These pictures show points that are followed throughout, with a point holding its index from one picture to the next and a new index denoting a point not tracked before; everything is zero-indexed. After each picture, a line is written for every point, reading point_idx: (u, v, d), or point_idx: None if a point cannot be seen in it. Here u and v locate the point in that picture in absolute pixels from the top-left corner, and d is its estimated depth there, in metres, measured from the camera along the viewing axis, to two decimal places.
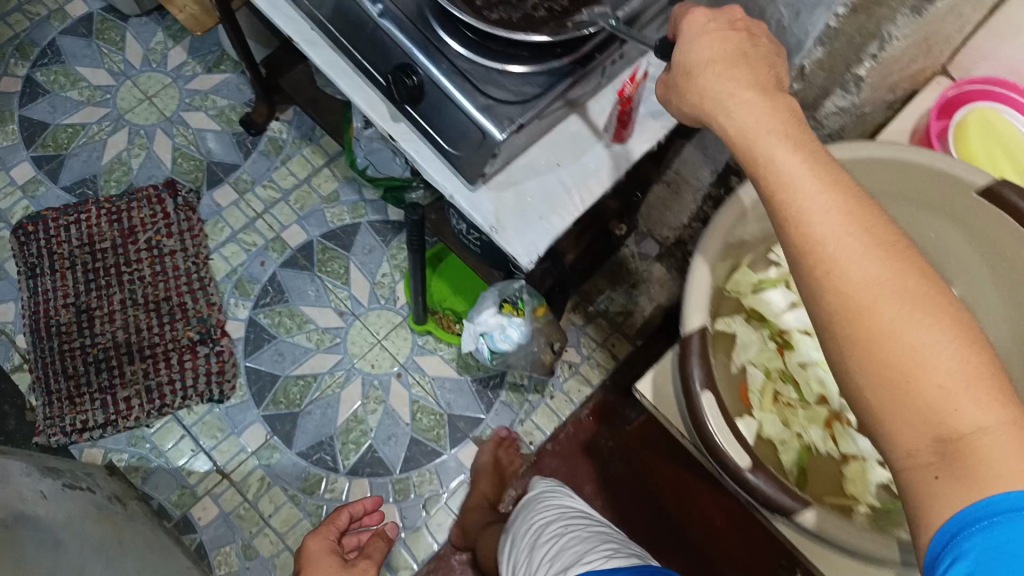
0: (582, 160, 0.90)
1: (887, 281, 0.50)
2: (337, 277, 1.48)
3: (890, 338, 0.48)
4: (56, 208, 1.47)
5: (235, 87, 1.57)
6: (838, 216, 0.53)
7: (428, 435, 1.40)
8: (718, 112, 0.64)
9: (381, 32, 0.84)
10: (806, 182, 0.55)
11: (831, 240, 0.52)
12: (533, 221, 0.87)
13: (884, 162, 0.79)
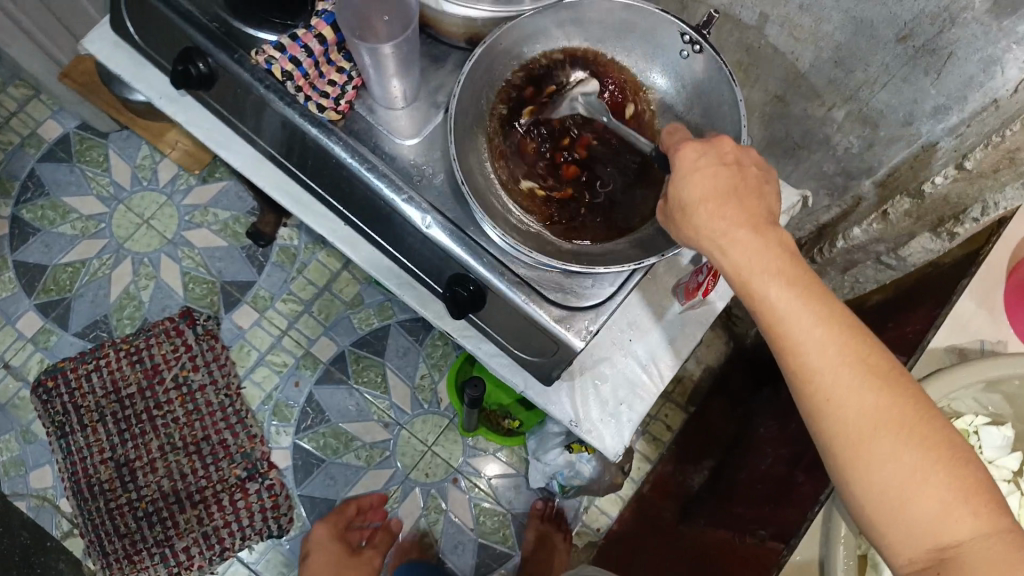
0: (657, 333, 0.82)
1: (881, 408, 0.49)
2: (376, 387, 1.41)
3: (884, 462, 0.48)
4: (73, 357, 1.39)
5: (236, 196, 1.49)
6: (835, 352, 0.51)
7: (495, 538, 1.34)
8: (710, 252, 0.57)
9: (428, 241, 0.76)
10: (802, 318, 0.52)
11: (825, 369, 0.51)
12: (613, 406, 0.81)
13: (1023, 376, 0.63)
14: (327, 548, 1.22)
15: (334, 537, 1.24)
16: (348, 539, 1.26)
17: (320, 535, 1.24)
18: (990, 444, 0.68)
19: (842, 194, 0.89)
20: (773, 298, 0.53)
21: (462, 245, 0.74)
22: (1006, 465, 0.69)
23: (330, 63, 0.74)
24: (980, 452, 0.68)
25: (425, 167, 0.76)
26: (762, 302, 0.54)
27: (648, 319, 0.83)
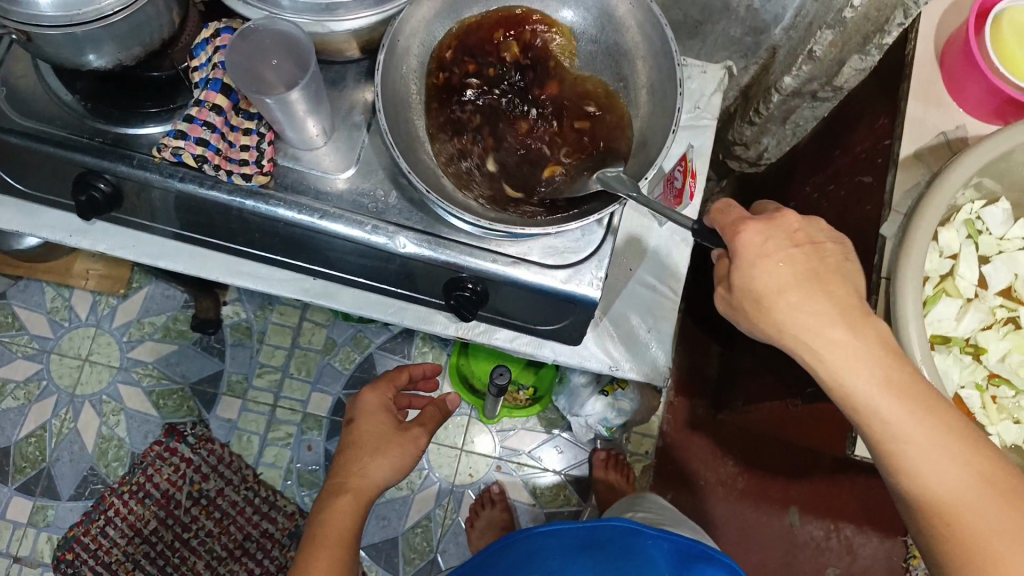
0: (652, 253, 0.83)
1: (1003, 524, 0.53)
2: None
3: (1012, 571, 0.52)
4: (80, 521, 1.32)
5: (164, 296, 1.41)
6: (943, 454, 0.55)
7: (558, 503, 1.35)
8: (801, 351, 0.58)
9: (410, 261, 0.74)
10: (903, 417, 0.56)
11: (943, 480, 0.55)
12: (642, 338, 0.81)
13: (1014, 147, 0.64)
14: (380, 414, 0.92)
15: (377, 406, 0.93)
16: (393, 411, 0.94)
17: (369, 397, 0.94)
18: (994, 223, 0.71)
19: (756, 52, 0.88)
20: (874, 400, 0.56)
21: (444, 250, 0.72)
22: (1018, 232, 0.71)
23: (235, 128, 0.70)
24: (989, 233, 0.71)
25: (375, 191, 0.74)
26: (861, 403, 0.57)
27: (640, 245, 0.83)
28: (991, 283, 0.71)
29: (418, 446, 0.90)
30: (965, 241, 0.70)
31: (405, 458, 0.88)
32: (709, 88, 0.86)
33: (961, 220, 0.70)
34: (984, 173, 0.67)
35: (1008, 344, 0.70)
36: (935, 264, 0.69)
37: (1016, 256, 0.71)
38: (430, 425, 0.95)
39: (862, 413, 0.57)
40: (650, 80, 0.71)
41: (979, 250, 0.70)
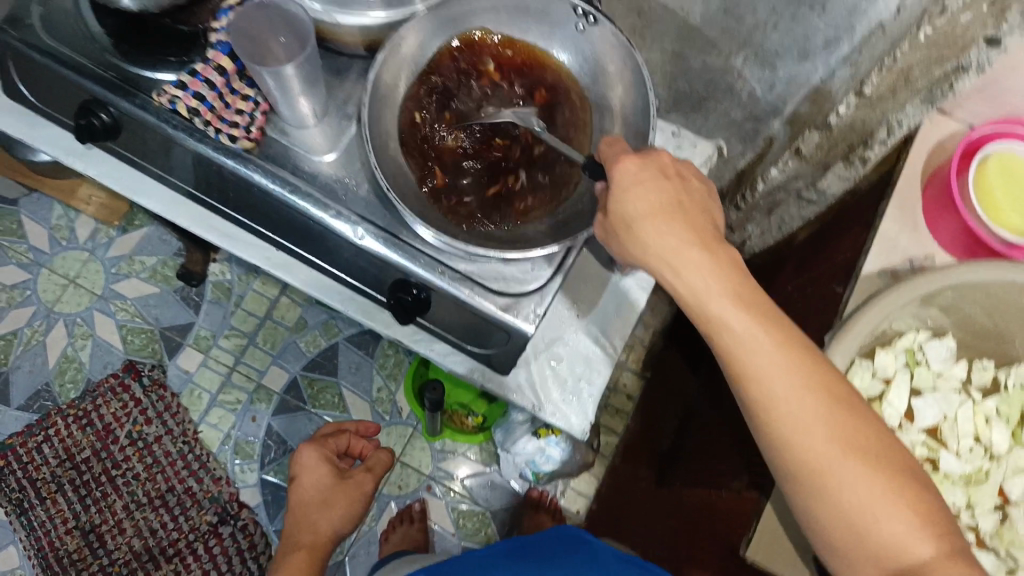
0: (599, 304, 0.82)
1: (819, 416, 0.55)
2: (335, 407, 1.38)
3: (821, 462, 0.54)
4: (20, 432, 1.34)
5: (160, 240, 1.45)
6: (772, 358, 0.56)
7: (478, 539, 1.33)
8: (663, 269, 0.61)
9: (361, 252, 0.73)
10: (745, 331, 0.57)
11: (772, 379, 0.56)
12: (571, 384, 0.81)
13: (959, 287, 0.64)
14: (322, 474, 0.97)
15: (316, 464, 0.97)
16: (334, 461, 0.99)
17: (310, 459, 0.97)
18: (936, 358, 0.70)
19: (753, 140, 0.90)
20: (722, 313, 0.58)
21: (398, 252, 0.71)
22: (957, 374, 0.71)
23: (234, 92, 0.68)
24: (926, 366, 0.70)
25: (347, 179, 0.72)
26: (708, 315, 0.59)
27: (590, 295, 0.82)
28: (919, 417, 0.70)
29: (364, 491, 0.97)
30: (904, 366, 0.69)
31: (350, 506, 0.95)
32: (696, 162, 0.87)
33: (903, 346, 0.69)
34: (925, 304, 0.67)
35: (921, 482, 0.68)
36: (865, 384, 0.67)
37: (949, 396, 0.70)
38: (372, 473, 0.99)
39: (706, 320, 0.59)
40: (624, 136, 0.73)
41: (914, 379, 0.70)
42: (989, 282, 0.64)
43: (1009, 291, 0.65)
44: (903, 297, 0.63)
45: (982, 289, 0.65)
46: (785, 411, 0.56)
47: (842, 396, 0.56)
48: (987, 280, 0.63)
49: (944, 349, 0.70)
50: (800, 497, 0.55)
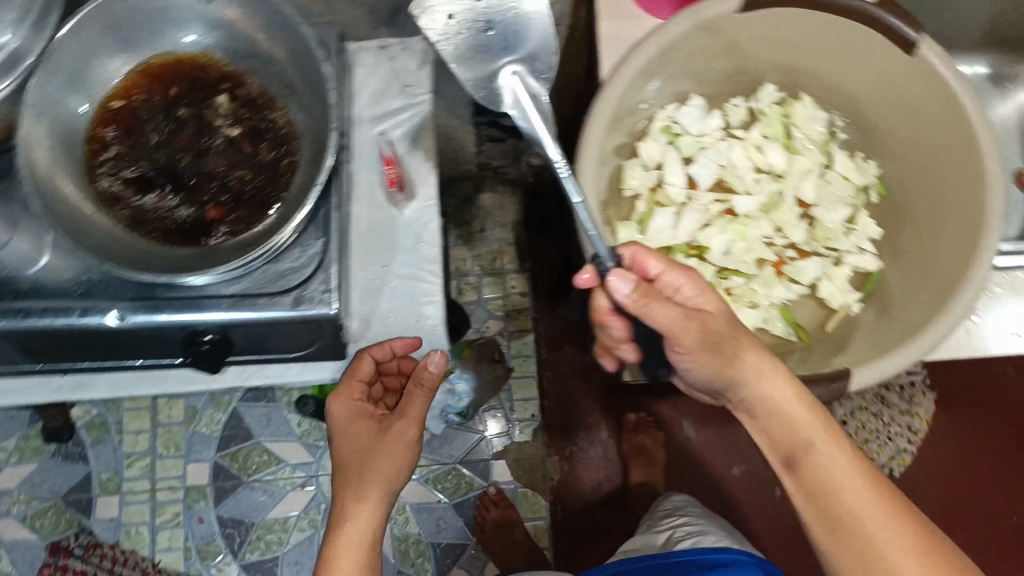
0: (400, 243, 0.81)
1: (859, 484, 0.59)
2: (269, 465, 1.35)
3: (858, 521, 0.58)
4: None
5: (7, 418, 1.35)
6: (822, 434, 0.60)
7: (463, 491, 1.30)
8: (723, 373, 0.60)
9: (135, 331, 0.69)
10: (795, 410, 0.61)
11: (820, 448, 0.60)
12: (416, 326, 0.81)
13: (670, 52, 0.65)
14: (361, 426, 0.73)
15: (353, 418, 0.73)
16: (369, 418, 0.74)
17: (341, 405, 0.74)
18: (692, 121, 0.72)
19: None
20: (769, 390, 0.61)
21: (167, 310, 0.67)
22: (719, 124, 0.74)
23: None
24: (687, 134, 0.72)
25: (84, 278, 0.69)
26: (788, 433, 0.61)
27: (390, 238, 0.81)
28: (701, 181, 0.73)
29: (411, 441, 0.71)
30: (664, 144, 0.72)
31: (400, 462, 0.70)
32: (413, 66, 0.83)
33: (653, 129, 0.71)
34: (645, 84, 0.67)
35: (730, 235, 0.72)
36: (637, 177, 0.71)
37: (719, 148, 0.73)
38: (411, 416, 0.72)
39: (795, 428, 0.61)
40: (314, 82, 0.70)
41: (680, 146, 0.72)
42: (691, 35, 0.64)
43: (714, 31, 0.65)
44: (614, 93, 0.63)
45: (685, 49, 0.66)
46: (858, 514, 0.58)
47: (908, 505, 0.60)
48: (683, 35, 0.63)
49: (695, 109, 0.72)
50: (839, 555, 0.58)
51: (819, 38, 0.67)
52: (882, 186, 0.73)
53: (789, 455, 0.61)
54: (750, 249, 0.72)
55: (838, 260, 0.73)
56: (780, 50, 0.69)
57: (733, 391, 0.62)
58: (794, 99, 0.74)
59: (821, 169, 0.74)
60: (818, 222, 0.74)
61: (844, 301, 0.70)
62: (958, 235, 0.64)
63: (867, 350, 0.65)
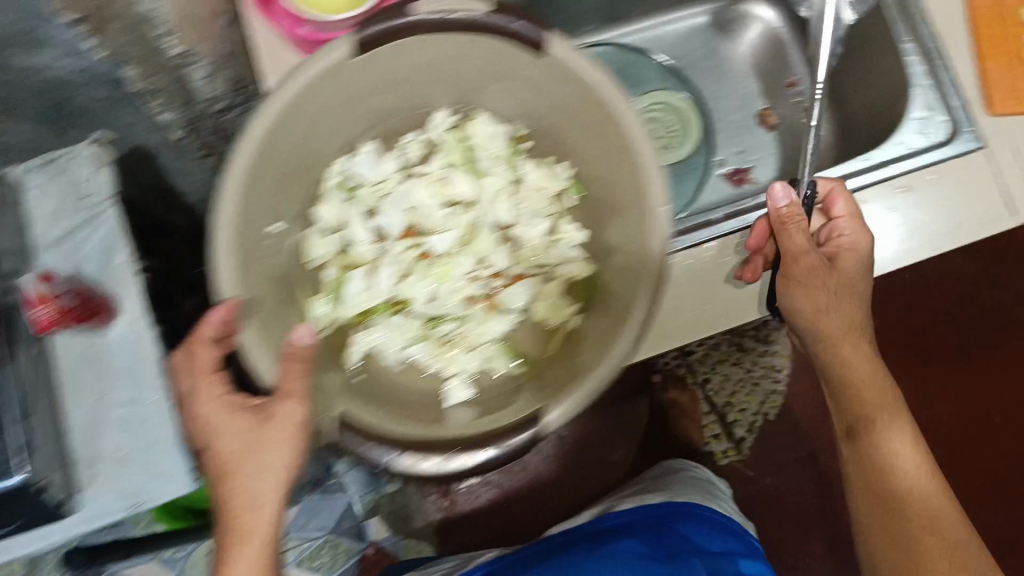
0: (113, 367, 0.75)
1: (925, 492, 0.68)
2: None
3: (897, 497, 0.68)
4: None
5: None
6: (909, 451, 0.68)
7: (338, 562, 1.07)
8: (814, 297, 0.64)
9: None
10: (906, 439, 0.68)
11: (909, 468, 0.68)
12: (148, 455, 0.73)
13: (297, 112, 0.56)
14: (236, 421, 0.56)
15: (227, 412, 0.56)
16: (246, 406, 0.57)
17: (202, 396, 0.57)
18: (369, 169, 0.66)
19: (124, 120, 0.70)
20: (847, 378, 0.67)
21: None
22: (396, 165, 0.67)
23: None
24: (363, 185, 0.67)
25: None
26: (859, 393, 0.67)
27: (106, 364, 0.75)
28: (389, 230, 0.67)
29: (294, 431, 0.54)
30: (342, 203, 0.66)
31: (288, 455, 0.54)
32: (85, 175, 0.75)
33: (320, 195, 0.65)
34: (284, 151, 0.57)
35: (429, 279, 0.66)
36: (317, 246, 0.64)
37: (402, 190, 0.67)
38: (292, 402, 0.53)
39: (838, 379, 0.68)
40: None
41: (360, 202, 0.67)
42: (302, 93, 0.54)
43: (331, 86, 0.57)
44: (236, 174, 0.53)
45: (315, 97, 0.56)
46: (899, 459, 0.68)
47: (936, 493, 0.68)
48: (296, 91, 0.54)
49: (366, 157, 0.66)
50: (870, 510, 0.69)
51: (459, 59, 0.60)
52: (577, 184, 0.66)
53: (852, 399, 0.68)
54: (455, 293, 0.66)
55: (552, 274, 0.66)
56: (428, 71, 0.61)
57: (808, 336, 0.68)
58: (470, 115, 0.67)
59: (513, 184, 0.68)
60: (525, 240, 0.68)
61: (563, 318, 0.64)
62: (632, 219, 0.57)
63: (580, 368, 0.56)
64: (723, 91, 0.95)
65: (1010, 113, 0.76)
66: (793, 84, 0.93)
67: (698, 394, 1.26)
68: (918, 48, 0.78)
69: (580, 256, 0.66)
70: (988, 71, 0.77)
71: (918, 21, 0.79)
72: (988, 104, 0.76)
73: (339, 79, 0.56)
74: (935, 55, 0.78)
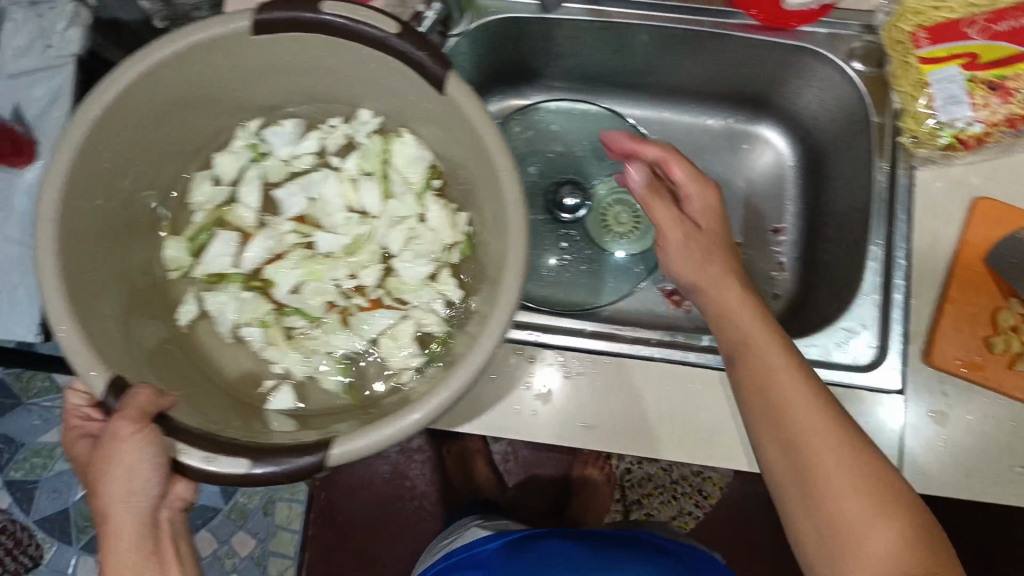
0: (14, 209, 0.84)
1: (844, 482, 0.54)
2: (48, 392, 1.20)
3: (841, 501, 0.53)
4: None
5: None
6: (807, 399, 0.57)
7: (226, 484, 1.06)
8: (767, 396, 0.58)
9: None
10: (790, 383, 0.58)
11: (801, 410, 0.56)
12: (13, 296, 0.83)
13: (192, 54, 0.53)
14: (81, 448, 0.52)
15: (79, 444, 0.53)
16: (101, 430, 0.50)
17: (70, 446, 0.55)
18: (281, 143, 0.65)
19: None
20: (811, 434, 0.55)
21: None
22: (307, 149, 0.66)
23: None
24: (275, 155, 0.65)
25: None
26: (767, 391, 0.58)
27: (7, 198, 0.83)
28: (286, 208, 0.66)
29: (126, 437, 0.47)
30: (241, 161, 0.64)
31: (128, 460, 0.47)
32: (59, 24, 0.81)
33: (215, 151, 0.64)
34: (163, 93, 0.54)
35: (298, 270, 0.64)
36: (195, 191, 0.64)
37: (303, 177, 0.66)
38: (132, 414, 0.47)
39: (754, 374, 0.59)
40: None
41: (259, 169, 0.65)
42: (206, 40, 0.52)
43: (230, 48, 0.54)
44: (104, 105, 0.51)
45: (238, 50, 0.54)
46: (875, 545, 0.52)
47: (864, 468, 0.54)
48: (212, 38, 0.52)
49: (280, 131, 0.65)
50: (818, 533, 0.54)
51: (375, 65, 0.55)
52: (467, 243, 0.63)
53: (795, 470, 0.55)
54: (314, 295, 0.64)
55: (412, 314, 0.63)
56: (358, 80, 0.59)
57: (784, 410, 0.57)
58: (393, 134, 0.64)
59: (411, 217, 0.65)
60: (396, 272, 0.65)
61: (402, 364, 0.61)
62: (491, 289, 0.55)
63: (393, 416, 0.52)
64: None
65: (941, 372, 0.72)
66: (777, 232, 0.89)
67: (616, 479, 1.21)
68: (885, 258, 0.75)
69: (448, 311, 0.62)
70: (948, 325, 0.72)
71: (896, 232, 0.75)
72: (926, 354, 0.72)
73: (241, 42, 0.53)
74: (896, 276, 0.74)
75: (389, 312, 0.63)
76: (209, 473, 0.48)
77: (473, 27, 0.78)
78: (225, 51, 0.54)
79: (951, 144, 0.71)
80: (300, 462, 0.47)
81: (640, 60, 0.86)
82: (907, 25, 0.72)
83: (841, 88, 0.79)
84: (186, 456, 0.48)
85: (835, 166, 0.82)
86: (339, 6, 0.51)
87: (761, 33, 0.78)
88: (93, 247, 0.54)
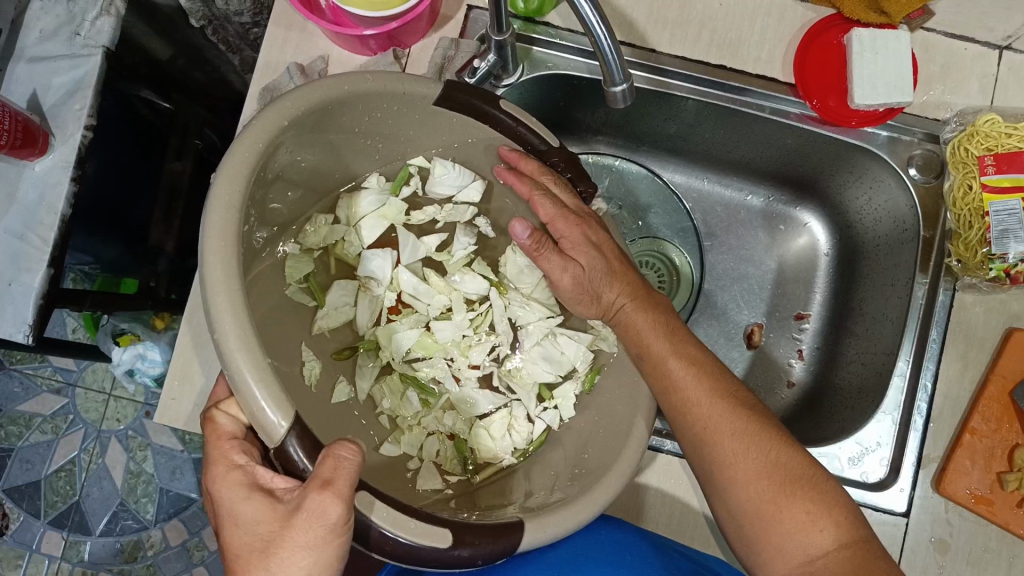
0: (21, 197, 0.82)
1: (770, 480, 0.57)
2: (33, 358, 1.18)
3: (774, 505, 0.56)
4: None
5: None
6: (717, 409, 0.60)
7: None
8: (679, 413, 0.61)
9: None
10: (698, 394, 0.60)
11: (716, 422, 0.59)
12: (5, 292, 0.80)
13: (339, 105, 0.57)
14: (257, 506, 0.48)
15: (242, 494, 0.49)
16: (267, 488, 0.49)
17: (217, 479, 0.50)
18: (445, 184, 0.70)
19: None
20: (727, 445, 0.59)
21: None
22: (466, 198, 0.71)
23: None
24: (420, 189, 0.71)
25: None
26: (669, 390, 0.61)
27: (15, 185, 0.82)
28: (379, 274, 0.72)
29: (329, 525, 0.46)
30: (376, 202, 0.69)
31: (323, 552, 0.46)
32: (93, 14, 0.81)
33: (340, 195, 0.68)
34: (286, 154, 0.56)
35: (413, 339, 0.73)
36: (321, 235, 0.67)
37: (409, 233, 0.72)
38: (336, 489, 0.46)
39: (662, 384, 0.62)
40: None
41: (386, 213, 0.70)
42: (361, 92, 0.57)
43: (381, 105, 0.60)
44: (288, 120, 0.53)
45: (360, 106, 0.59)
46: (814, 538, 0.55)
47: (789, 469, 0.57)
48: (333, 99, 0.55)
49: (446, 171, 0.69)
50: (750, 537, 0.57)
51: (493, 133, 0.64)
52: (593, 376, 0.68)
53: (706, 472, 0.60)
54: (429, 368, 0.73)
55: (512, 409, 0.72)
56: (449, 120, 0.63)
57: (687, 428, 0.61)
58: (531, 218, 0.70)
59: (545, 322, 0.73)
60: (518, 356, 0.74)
61: (496, 450, 0.69)
62: (612, 431, 0.63)
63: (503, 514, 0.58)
64: (728, 279, 0.90)
65: (951, 500, 0.70)
66: (801, 318, 0.87)
67: None
68: (912, 374, 0.73)
69: (555, 419, 0.70)
70: (963, 451, 0.71)
71: (928, 355, 0.73)
72: (937, 482, 0.71)
73: (382, 102, 0.60)
74: (918, 396, 0.73)
75: (489, 398, 0.73)
76: (413, 544, 0.49)
77: (525, 78, 0.75)
78: (380, 108, 0.60)
79: (998, 277, 0.69)
80: (500, 546, 0.52)
81: (685, 122, 0.81)
82: (975, 149, 0.71)
83: (896, 194, 0.77)
84: (376, 515, 0.49)
85: (874, 267, 0.80)
86: (512, 107, 0.63)
87: (820, 125, 0.75)
88: (252, 267, 0.56)
